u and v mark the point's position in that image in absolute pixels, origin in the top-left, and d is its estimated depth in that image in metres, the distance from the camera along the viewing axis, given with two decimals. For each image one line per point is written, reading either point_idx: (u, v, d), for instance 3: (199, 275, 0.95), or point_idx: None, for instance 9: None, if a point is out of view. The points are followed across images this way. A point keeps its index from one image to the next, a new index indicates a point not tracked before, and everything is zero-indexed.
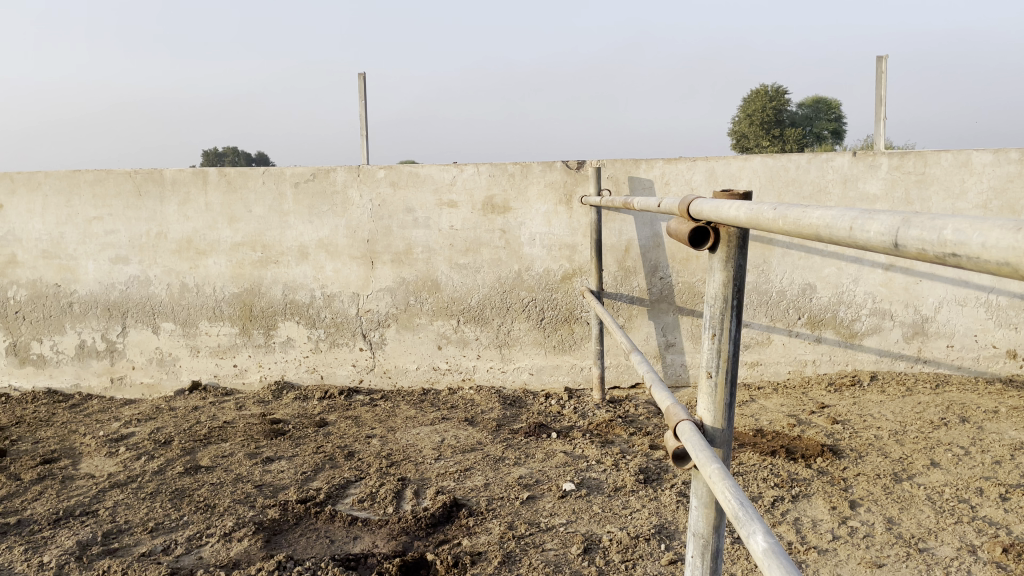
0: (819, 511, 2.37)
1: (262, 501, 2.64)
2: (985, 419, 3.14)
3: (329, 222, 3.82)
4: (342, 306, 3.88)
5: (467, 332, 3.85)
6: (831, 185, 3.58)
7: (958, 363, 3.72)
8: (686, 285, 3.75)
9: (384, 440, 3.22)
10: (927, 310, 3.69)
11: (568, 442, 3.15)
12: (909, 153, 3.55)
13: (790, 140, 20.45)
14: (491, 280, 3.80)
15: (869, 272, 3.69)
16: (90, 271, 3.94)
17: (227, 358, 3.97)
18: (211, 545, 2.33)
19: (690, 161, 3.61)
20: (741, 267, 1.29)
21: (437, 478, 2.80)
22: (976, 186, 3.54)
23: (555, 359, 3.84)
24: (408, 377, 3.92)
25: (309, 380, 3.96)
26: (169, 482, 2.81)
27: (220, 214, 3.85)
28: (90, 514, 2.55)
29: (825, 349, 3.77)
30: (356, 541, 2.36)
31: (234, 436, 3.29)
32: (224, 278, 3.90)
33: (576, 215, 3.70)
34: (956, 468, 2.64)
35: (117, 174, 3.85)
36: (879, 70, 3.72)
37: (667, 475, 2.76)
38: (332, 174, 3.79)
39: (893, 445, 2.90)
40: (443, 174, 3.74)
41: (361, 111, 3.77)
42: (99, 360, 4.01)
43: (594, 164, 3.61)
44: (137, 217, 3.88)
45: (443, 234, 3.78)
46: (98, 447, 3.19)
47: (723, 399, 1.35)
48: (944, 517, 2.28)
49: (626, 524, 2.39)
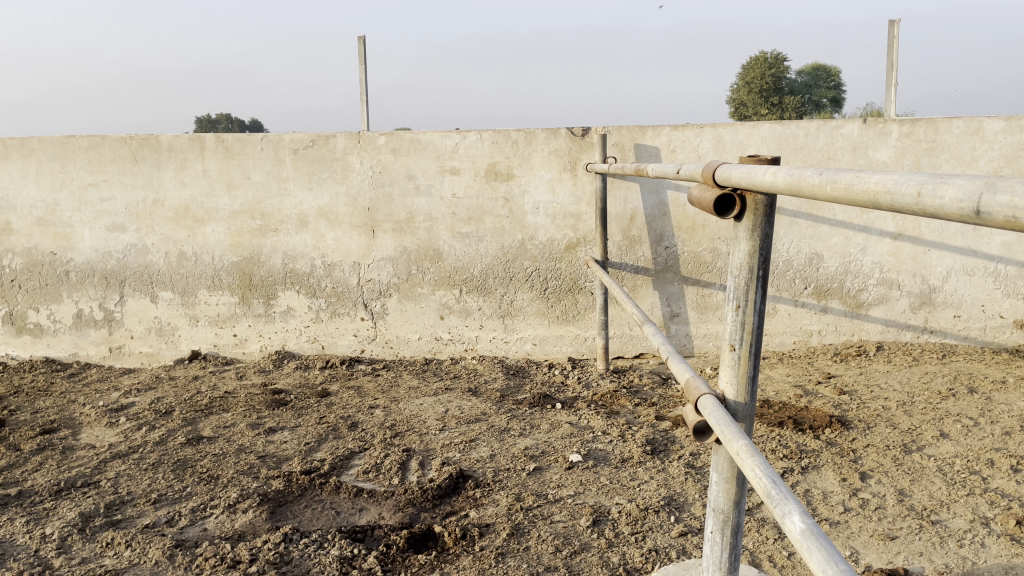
0: (829, 483, 2.35)
1: (266, 472, 2.61)
2: (993, 389, 3.12)
3: (329, 190, 3.75)
4: (342, 276, 3.83)
5: (470, 302, 3.81)
6: (840, 153, 3.52)
7: (964, 333, 3.70)
8: (692, 255, 3.70)
9: (387, 410, 3.19)
10: (935, 280, 3.65)
11: (573, 412, 3.12)
12: (920, 120, 3.48)
13: (789, 108, 20.27)
14: (494, 249, 3.74)
15: (877, 241, 3.64)
16: (87, 239, 3.88)
17: (227, 327, 3.93)
18: (215, 516, 2.30)
19: (697, 128, 3.54)
20: (767, 236, 1.26)
21: (442, 449, 2.77)
22: (987, 154, 3.48)
23: (558, 329, 3.80)
24: (410, 347, 3.88)
25: (310, 349, 3.92)
26: (171, 452, 2.79)
27: (218, 181, 3.78)
28: (92, 485, 2.52)
29: (831, 320, 3.74)
30: (362, 513, 2.33)
31: (236, 406, 3.26)
32: (223, 246, 3.84)
33: (581, 183, 3.63)
34: (966, 440, 2.62)
35: (112, 140, 3.77)
36: (890, 35, 3.64)
37: (675, 447, 2.73)
38: (331, 141, 3.71)
39: (901, 415, 2.88)
40: (445, 141, 3.67)
41: (361, 75, 3.68)
42: (97, 329, 3.97)
43: (599, 131, 3.54)
44: (134, 183, 3.81)
45: (445, 202, 3.72)
46: (98, 417, 3.15)
47: (747, 371, 1.32)
48: (955, 489, 2.26)
49: (635, 496, 2.36)
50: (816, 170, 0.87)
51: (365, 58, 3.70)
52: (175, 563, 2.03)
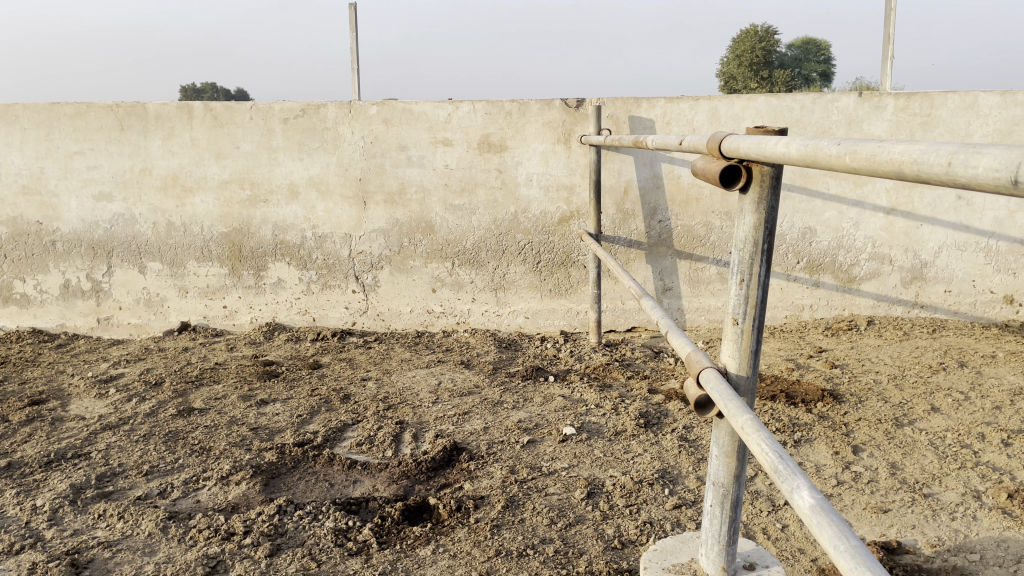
0: (822, 456, 2.36)
1: (258, 444, 2.60)
2: (983, 363, 3.15)
3: (320, 160, 3.71)
4: (333, 248, 3.80)
5: (462, 275, 3.79)
6: (835, 126, 3.50)
7: (954, 308, 3.71)
8: (685, 228, 3.69)
9: (380, 382, 3.18)
10: (927, 254, 3.66)
11: (566, 385, 3.12)
12: (916, 94, 3.46)
13: (779, 82, 20.21)
14: (487, 221, 3.72)
15: (870, 216, 3.63)
16: (73, 208, 3.82)
17: (217, 299, 3.90)
18: (208, 488, 2.29)
19: (692, 100, 3.51)
20: (773, 210, 1.24)
21: (436, 422, 2.76)
22: (982, 129, 3.47)
23: (551, 302, 3.79)
24: (402, 320, 3.87)
25: (301, 321, 3.90)
26: (163, 424, 2.77)
27: (207, 150, 3.72)
28: (82, 457, 2.50)
29: (822, 294, 3.75)
30: (356, 485, 2.33)
31: (227, 378, 3.24)
32: (212, 217, 3.79)
33: (575, 155, 3.60)
34: (957, 413, 2.64)
35: (98, 108, 3.70)
36: (887, 7, 3.60)
37: (668, 420, 2.73)
38: (322, 110, 3.65)
39: (892, 389, 2.90)
40: (437, 112, 3.62)
41: (352, 43, 3.62)
42: (84, 300, 3.92)
43: (594, 102, 3.50)
44: (121, 152, 3.74)
45: (437, 173, 3.68)
46: (87, 388, 3.13)
47: (750, 345, 1.31)
48: (947, 463, 2.28)
49: (629, 469, 2.37)
50: (833, 141, 0.85)
51: (356, 26, 3.63)
52: (169, 535, 2.02)
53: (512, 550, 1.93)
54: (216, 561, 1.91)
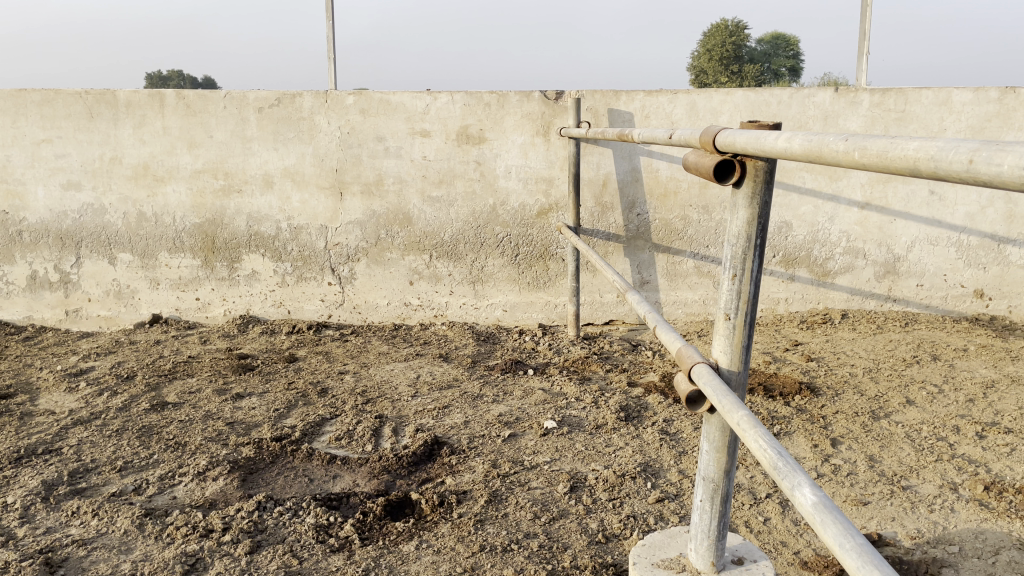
0: (802, 449, 2.38)
1: (235, 439, 2.55)
2: (956, 356, 3.20)
3: (295, 150, 3.65)
4: (309, 239, 3.75)
5: (440, 267, 3.76)
6: (812, 121, 3.52)
7: (926, 302, 3.76)
8: (663, 222, 3.70)
9: (357, 376, 3.15)
10: (899, 249, 3.71)
11: (546, 378, 3.12)
12: (891, 90, 3.50)
13: (749, 76, 20.36)
14: (465, 213, 3.69)
15: (845, 211, 3.67)
16: (41, 197, 3.72)
17: (189, 291, 3.83)
18: (184, 484, 2.25)
19: (671, 94, 3.51)
20: (766, 205, 1.24)
21: (416, 416, 2.74)
22: (955, 124, 3.51)
23: (529, 295, 3.78)
24: (379, 313, 3.83)
25: (276, 314, 3.85)
26: (136, 419, 2.71)
27: (179, 139, 3.65)
28: (53, 453, 2.44)
29: (798, 288, 3.78)
30: (336, 480, 2.30)
31: (201, 371, 3.19)
32: (185, 207, 3.72)
33: (554, 148, 3.59)
34: (932, 406, 2.68)
35: (66, 95, 3.61)
36: (863, 3, 3.64)
37: (648, 413, 2.74)
38: (297, 100, 3.60)
39: (868, 382, 2.93)
40: (415, 102, 3.58)
41: (328, 31, 3.56)
42: (52, 291, 3.83)
43: (573, 94, 3.49)
44: (90, 140, 3.66)
45: (415, 164, 3.65)
46: (57, 382, 3.05)
47: (742, 340, 1.31)
48: (924, 455, 2.31)
49: (611, 462, 2.37)
50: (839, 136, 0.85)
51: (333, 14, 3.58)
52: (145, 532, 1.98)
53: (496, 545, 1.92)
54: (196, 558, 1.87)
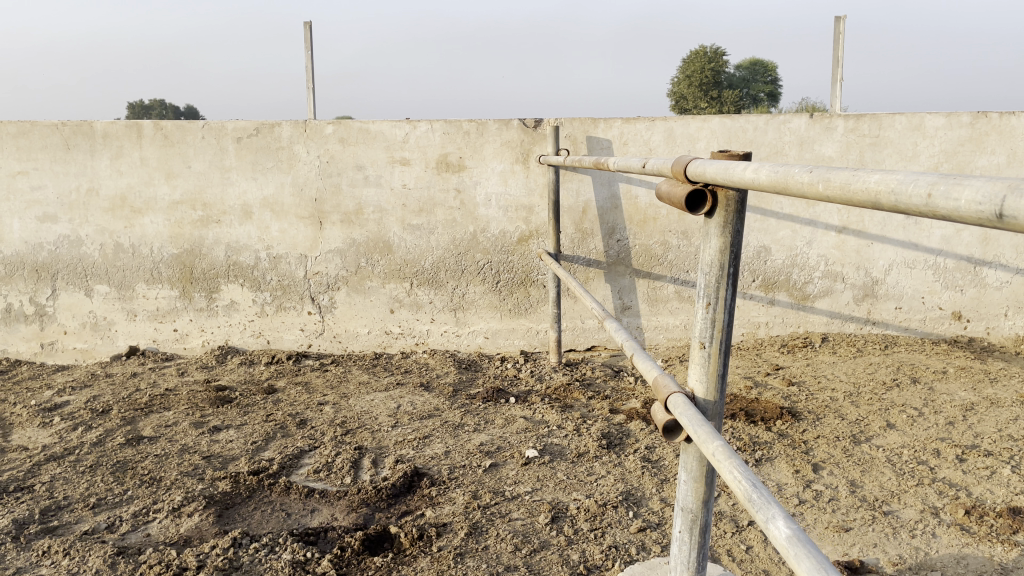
0: (783, 475, 2.37)
1: (211, 473, 2.51)
2: (935, 379, 3.21)
3: (274, 180, 3.64)
4: (289, 268, 3.73)
5: (421, 295, 3.75)
6: (788, 147, 3.56)
7: (905, 324, 3.79)
8: (643, 248, 3.71)
9: (337, 407, 3.11)
10: (877, 272, 3.73)
11: (527, 406, 3.10)
12: (865, 116, 3.54)
13: (728, 101, 20.62)
14: (445, 241, 3.69)
15: (823, 235, 3.69)
16: (16, 230, 3.69)
17: (167, 322, 3.79)
18: (159, 521, 2.20)
19: (649, 121, 3.54)
20: (738, 233, 1.24)
21: (396, 446, 2.71)
22: (928, 149, 3.56)
23: (511, 322, 3.77)
24: (359, 341, 3.81)
25: (254, 345, 3.81)
26: (110, 454, 2.66)
27: (157, 170, 3.63)
28: (25, 490, 2.39)
29: (778, 311, 3.79)
30: (314, 514, 2.27)
31: (178, 404, 3.14)
32: (163, 238, 3.69)
33: (533, 175, 3.60)
34: (912, 430, 2.69)
35: (42, 126, 3.59)
36: (836, 31, 3.70)
37: (630, 440, 2.73)
38: (276, 129, 3.59)
39: (848, 406, 2.94)
40: (394, 131, 3.59)
41: (307, 61, 3.57)
42: (27, 324, 3.78)
43: (552, 122, 3.51)
44: (67, 171, 3.63)
45: (395, 193, 3.64)
46: (30, 417, 3.00)
47: (717, 369, 1.30)
48: (905, 479, 2.31)
49: (593, 491, 2.35)
50: (804, 167, 0.85)
51: (311, 45, 3.60)
52: (118, 571, 1.93)
53: None
54: None
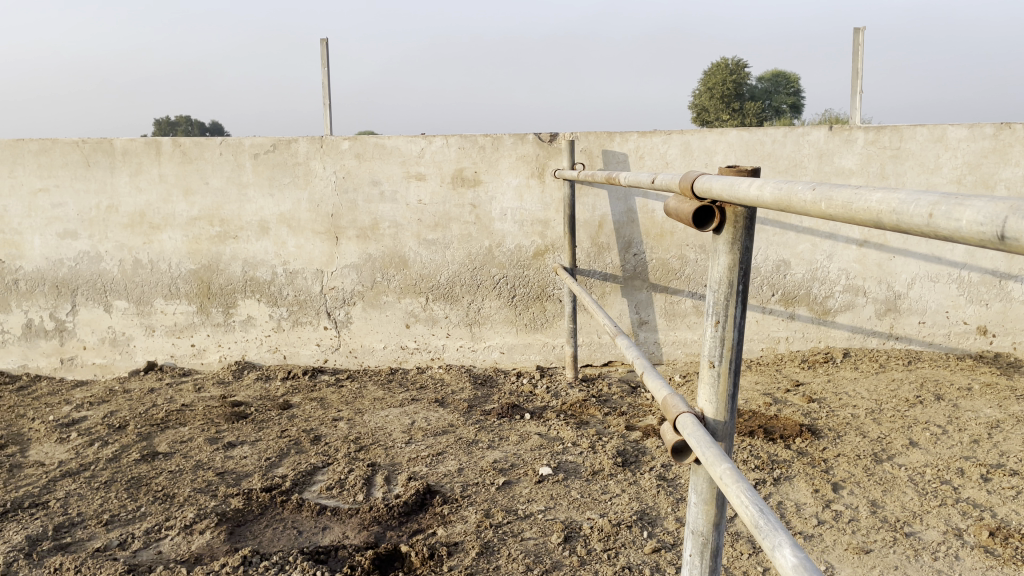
0: (802, 494, 2.32)
1: (224, 489, 2.51)
2: (960, 396, 3.14)
3: (291, 196, 3.66)
4: (305, 283, 3.73)
5: (437, 309, 3.74)
6: (806, 160, 3.52)
7: (929, 339, 3.72)
8: (660, 262, 3.67)
9: (351, 423, 3.10)
10: (900, 286, 3.67)
11: (542, 423, 3.07)
12: (885, 128, 3.49)
13: (750, 113, 20.50)
14: (461, 256, 3.68)
15: (843, 248, 3.64)
16: (37, 246, 3.73)
17: (185, 337, 3.81)
18: (171, 538, 2.20)
19: (665, 135, 3.52)
20: (747, 250, 1.21)
21: (409, 463, 2.70)
22: (951, 161, 3.50)
23: (526, 337, 3.75)
24: (375, 356, 3.80)
25: (271, 360, 3.82)
26: (125, 469, 2.67)
27: (175, 186, 3.66)
28: (40, 506, 2.40)
29: (798, 326, 3.74)
30: (325, 532, 2.25)
31: (193, 420, 3.14)
32: (180, 254, 3.72)
33: (549, 190, 3.59)
34: (935, 448, 2.62)
35: (63, 144, 3.64)
36: (855, 42, 3.66)
37: (646, 458, 2.69)
38: (293, 145, 3.61)
39: (870, 423, 2.88)
40: (410, 146, 3.59)
41: (323, 78, 3.59)
42: (47, 340, 3.82)
43: (567, 136, 3.49)
44: (87, 189, 3.67)
45: (411, 208, 3.65)
46: (48, 433, 3.02)
47: (727, 388, 1.27)
48: (928, 500, 2.25)
49: (607, 510, 2.32)
50: (808, 184, 0.83)
51: (328, 62, 3.62)
52: None
53: None
54: None
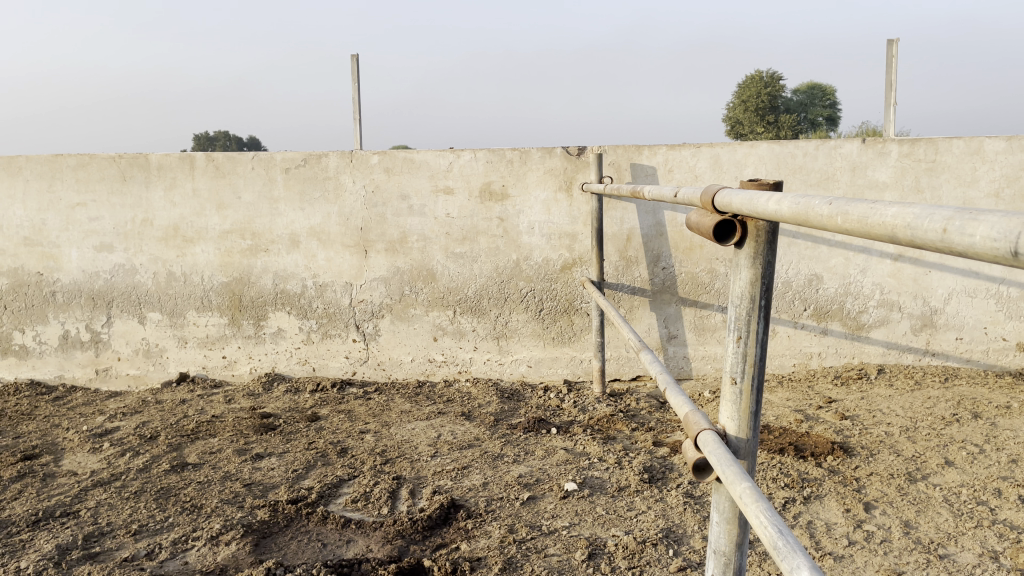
0: (833, 514, 2.27)
1: (251, 501, 2.52)
2: (998, 414, 3.05)
3: (321, 210, 3.69)
4: (334, 296, 3.76)
5: (464, 323, 3.74)
6: (839, 173, 3.47)
7: (967, 356, 3.63)
8: (689, 275, 3.64)
9: (378, 435, 3.11)
10: (936, 301, 3.59)
11: (569, 438, 3.05)
12: (920, 140, 3.43)
13: (785, 126, 20.28)
14: (488, 269, 3.68)
15: (877, 262, 3.58)
16: (74, 259, 3.81)
17: (216, 349, 3.86)
18: (197, 549, 2.22)
19: (694, 148, 3.49)
20: (770, 264, 1.19)
21: (434, 477, 2.69)
22: (988, 174, 3.43)
23: (554, 350, 3.73)
24: (403, 369, 3.81)
25: (301, 372, 3.85)
26: (155, 480, 2.70)
27: (208, 201, 3.72)
28: (71, 515, 2.44)
29: (831, 342, 3.67)
30: (349, 545, 2.26)
31: (223, 431, 3.18)
32: (213, 267, 3.77)
33: (577, 203, 3.58)
34: (972, 468, 2.55)
35: (101, 159, 3.72)
36: (889, 54, 3.61)
37: (673, 475, 2.65)
38: (323, 160, 3.65)
39: (904, 442, 2.81)
40: (438, 160, 3.62)
41: (353, 93, 3.63)
42: (83, 351, 3.89)
43: (595, 150, 3.49)
44: (123, 203, 3.75)
45: (439, 222, 3.66)
46: (81, 443, 3.07)
47: (749, 406, 1.25)
48: (963, 521, 2.19)
49: (632, 528, 2.29)
50: (824, 198, 0.82)
51: (358, 77, 3.66)
52: None
53: None
54: None
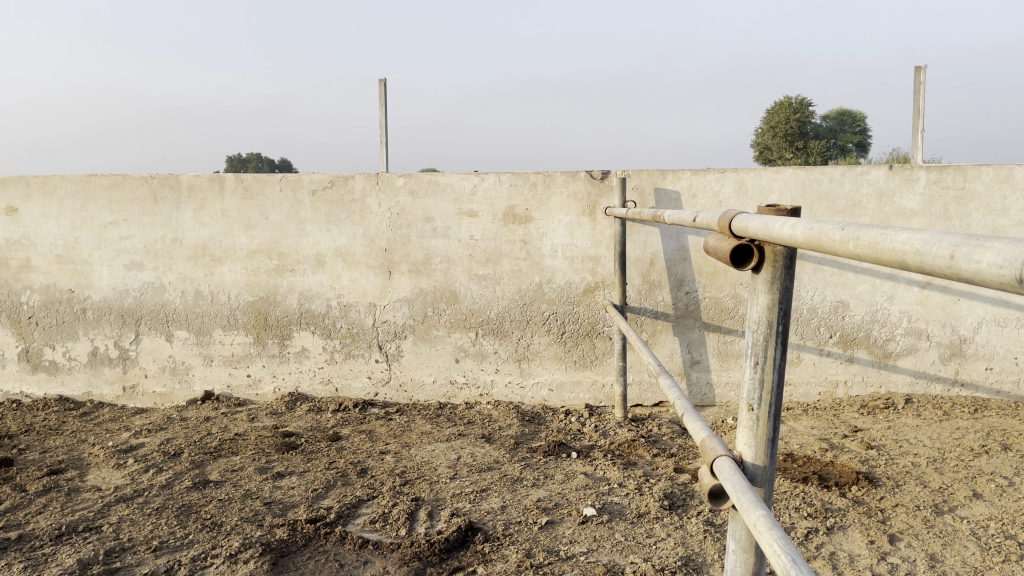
0: (857, 545, 2.23)
1: (270, 520, 2.53)
2: None
3: (347, 231, 3.74)
4: (358, 317, 3.79)
5: (486, 345, 3.75)
6: (865, 199, 3.44)
7: (997, 386, 3.56)
8: (713, 300, 3.62)
9: (398, 456, 3.12)
10: (965, 330, 3.54)
11: (589, 462, 3.03)
12: (948, 167, 3.40)
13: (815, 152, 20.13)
14: (511, 292, 3.69)
15: (904, 290, 3.54)
16: (105, 277, 3.88)
17: (241, 367, 3.90)
18: (216, 566, 2.23)
19: (719, 173, 3.49)
20: (788, 290, 1.18)
21: (453, 499, 2.69)
22: (1019, 203, 3.38)
23: (576, 374, 3.72)
24: (424, 391, 3.82)
25: (323, 391, 3.87)
26: (177, 497, 2.73)
27: (237, 221, 3.78)
28: (94, 531, 2.46)
29: (857, 370, 3.62)
30: (366, 566, 2.25)
31: (245, 449, 3.20)
32: (239, 286, 3.82)
33: (600, 227, 3.58)
34: (1001, 501, 2.50)
35: (133, 180, 3.80)
36: (917, 81, 3.59)
37: (694, 502, 2.63)
38: (350, 182, 3.70)
39: (932, 473, 2.76)
40: (463, 183, 3.65)
41: (380, 117, 3.68)
42: (111, 367, 3.95)
43: (619, 174, 3.49)
44: (153, 223, 3.82)
45: (462, 244, 3.68)
46: (106, 458, 3.11)
47: (766, 433, 1.24)
48: (991, 555, 2.14)
49: (651, 555, 2.26)
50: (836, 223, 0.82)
51: (385, 101, 3.71)
52: None
53: None
54: None
